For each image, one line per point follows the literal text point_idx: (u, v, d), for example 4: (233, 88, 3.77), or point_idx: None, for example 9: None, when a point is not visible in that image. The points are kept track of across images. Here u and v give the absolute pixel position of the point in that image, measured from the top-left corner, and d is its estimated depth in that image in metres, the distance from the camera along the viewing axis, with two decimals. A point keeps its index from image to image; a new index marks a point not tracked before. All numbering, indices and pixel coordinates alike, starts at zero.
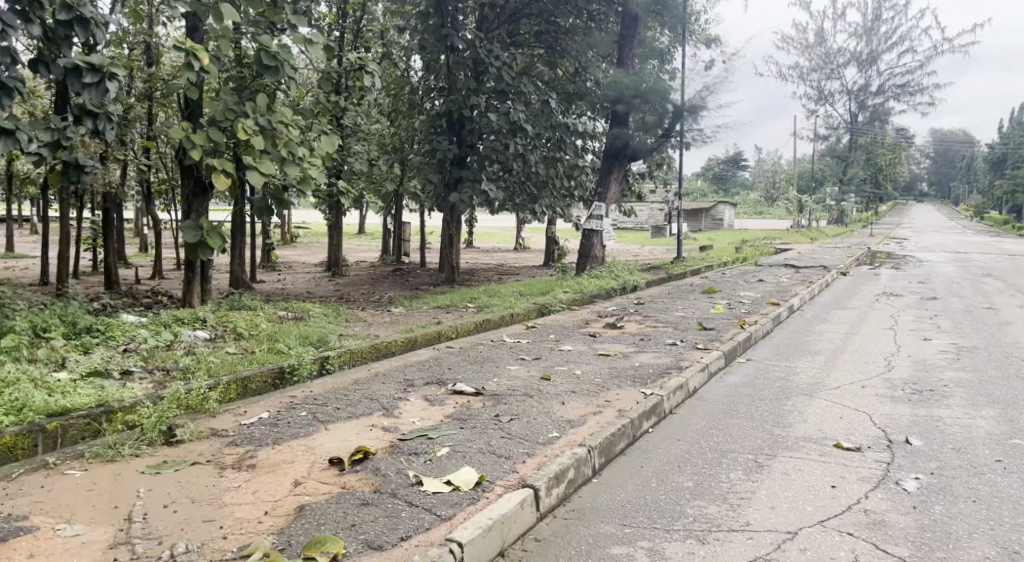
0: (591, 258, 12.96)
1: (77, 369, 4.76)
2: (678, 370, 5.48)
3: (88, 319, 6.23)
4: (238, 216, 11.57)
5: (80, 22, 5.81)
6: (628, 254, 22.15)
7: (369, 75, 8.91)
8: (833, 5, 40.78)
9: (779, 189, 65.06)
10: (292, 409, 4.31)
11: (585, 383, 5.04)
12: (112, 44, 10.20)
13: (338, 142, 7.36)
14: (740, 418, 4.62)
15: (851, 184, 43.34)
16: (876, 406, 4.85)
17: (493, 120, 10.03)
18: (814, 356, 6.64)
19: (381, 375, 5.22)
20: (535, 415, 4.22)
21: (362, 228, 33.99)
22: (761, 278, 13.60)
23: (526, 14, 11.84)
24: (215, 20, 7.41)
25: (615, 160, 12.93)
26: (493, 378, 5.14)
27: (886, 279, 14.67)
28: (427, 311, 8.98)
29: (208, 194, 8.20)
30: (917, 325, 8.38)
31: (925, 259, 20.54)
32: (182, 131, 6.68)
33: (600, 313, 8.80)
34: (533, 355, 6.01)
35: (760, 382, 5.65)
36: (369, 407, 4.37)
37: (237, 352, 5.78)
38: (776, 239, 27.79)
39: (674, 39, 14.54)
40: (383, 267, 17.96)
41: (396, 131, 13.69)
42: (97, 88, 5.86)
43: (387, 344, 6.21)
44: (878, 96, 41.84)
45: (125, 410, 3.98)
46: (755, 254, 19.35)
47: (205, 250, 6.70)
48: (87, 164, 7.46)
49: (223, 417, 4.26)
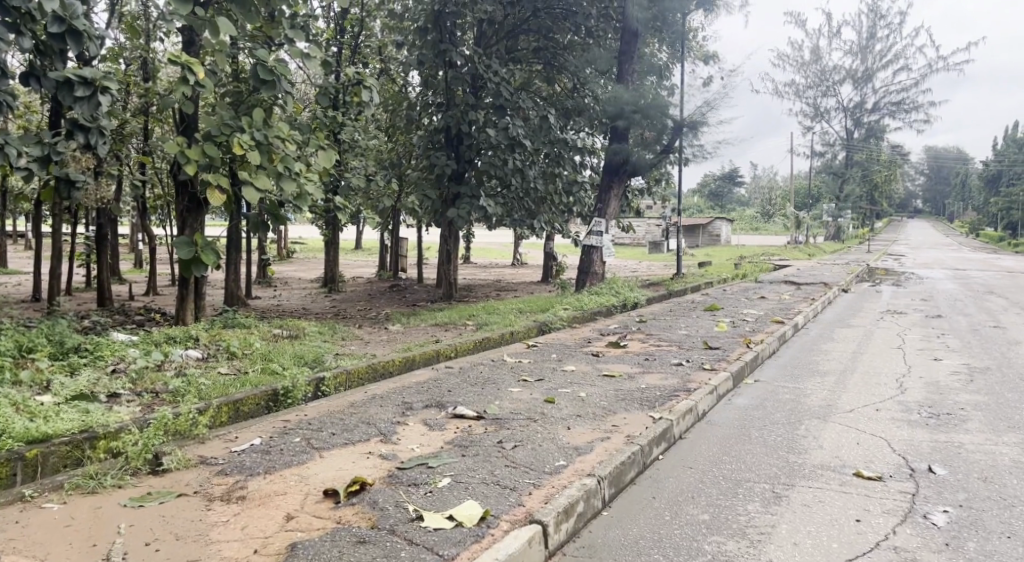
0: (591, 274, 12.78)
1: (62, 392, 4.57)
2: (686, 393, 5.29)
3: (75, 338, 6.03)
4: (233, 231, 11.38)
5: (74, 35, 5.62)
6: (626, 270, 21.99)
7: (367, 90, 8.77)
8: (828, 23, 41.00)
9: (776, 205, 65.09)
10: (284, 435, 4.12)
11: (591, 406, 4.85)
12: (108, 59, 10.07)
13: (335, 158, 7.20)
14: (753, 444, 4.45)
15: (848, 201, 43.37)
16: (893, 431, 4.68)
17: (492, 135, 9.90)
18: (823, 377, 6.46)
19: (378, 398, 5.02)
20: (540, 441, 4.03)
21: (359, 244, 33.76)
22: (762, 295, 13.44)
23: (525, 29, 11.77)
24: (212, 35, 7.25)
25: (615, 176, 12.81)
26: (495, 401, 4.94)
27: (889, 297, 14.52)
28: (425, 329, 8.78)
29: (203, 210, 8.03)
30: (925, 344, 8.22)
31: (926, 275, 20.41)
32: (177, 145, 6.53)
33: (602, 331, 8.61)
34: (535, 376, 5.82)
35: (770, 405, 5.46)
36: (366, 433, 4.17)
37: (229, 373, 5.58)
38: (775, 255, 27.66)
39: (674, 56, 14.45)
40: (380, 283, 17.75)
41: (394, 146, 13.52)
42: (89, 102, 5.71)
43: (384, 363, 6.02)
44: (873, 113, 42.02)
45: (110, 436, 3.78)
46: (756, 271, 19.21)
47: (198, 267, 6.52)
48: (78, 179, 7.29)
49: (212, 443, 4.06)
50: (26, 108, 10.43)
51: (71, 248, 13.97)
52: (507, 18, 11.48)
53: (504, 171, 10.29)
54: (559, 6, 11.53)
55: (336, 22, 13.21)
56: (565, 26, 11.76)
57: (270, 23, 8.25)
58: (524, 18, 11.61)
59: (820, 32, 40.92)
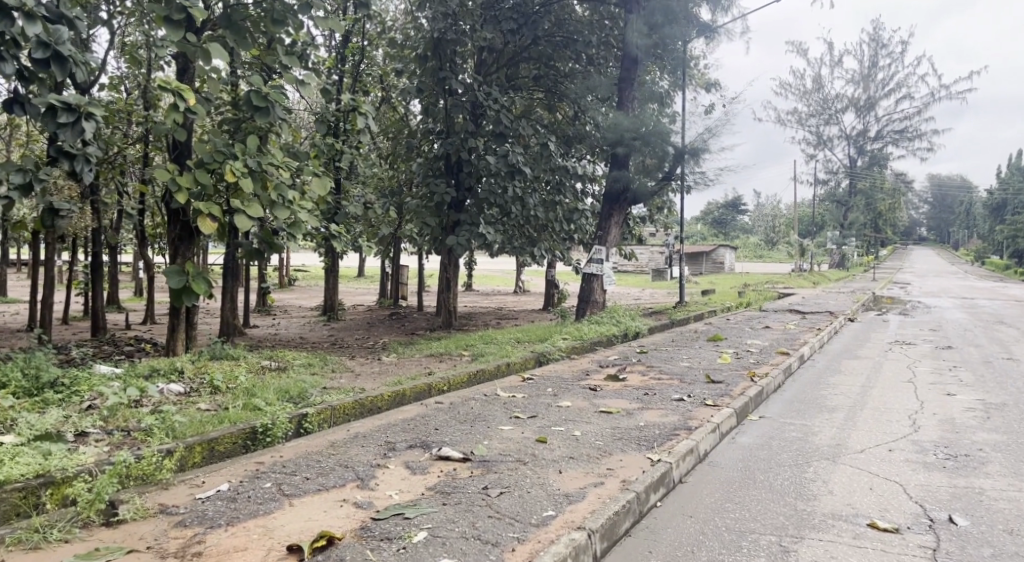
0: (592, 303, 12.50)
1: (26, 431, 4.30)
2: (686, 432, 5.00)
3: (52, 373, 5.76)
4: (230, 259, 11.13)
5: (58, 60, 5.40)
6: (630, 298, 21.68)
7: (363, 117, 8.60)
8: (830, 53, 41.15)
9: (781, 232, 64.78)
10: (255, 479, 3.85)
11: (585, 447, 4.57)
12: (108, 87, 10.00)
13: (332, 185, 6.98)
14: (758, 489, 4.16)
15: (853, 229, 43.18)
16: (908, 475, 4.39)
17: (491, 162, 9.72)
18: (831, 413, 6.16)
19: (361, 437, 4.74)
20: (529, 487, 3.76)
21: (361, 271, 33.52)
22: (766, 324, 13.14)
23: (526, 57, 11.80)
24: (204, 61, 7.07)
25: (615, 204, 12.57)
26: (483, 441, 4.65)
27: (896, 327, 14.15)
28: (419, 360, 8.49)
29: (195, 238, 7.81)
30: (936, 378, 7.90)
31: (935, 304, 20.02)
32: (167, 173, 6.32)
33: (601, 363, 8.31)
34: (529, 413, 5.52)
35: (776, 445, 5.16)
36: (342, 477, 3.89)
37: (209, 409, 5.31)
38: (780, 283, 27.23)
39: (675, 84, 14.32)
40: (380, 311, 17.45)
41: (395, 174, 13.35)
42: (73, 129, 5.50)
43: (371, 399, 5.74)
44: (876, 141, 41.96)
45: (66, 482, 3.58)
46: (760, 300, 18.89)
47: (189, 296, 6.28)
48: (65, 207, 7.05)
49: (177, 490, 3.79)
50: (26, 137, 10.34)
51: (70, 276, 13.79)
52: (507, 46, 11.55)
53: (504, 199, 10.10)
54: (560, 34, 11.66)
55: (338, 51, 12.99)
56: (566, 54, 11.88)
57: (267, 51, 8.13)
58: (524, 46, 11.61)
59: (821, 61, 41.01)
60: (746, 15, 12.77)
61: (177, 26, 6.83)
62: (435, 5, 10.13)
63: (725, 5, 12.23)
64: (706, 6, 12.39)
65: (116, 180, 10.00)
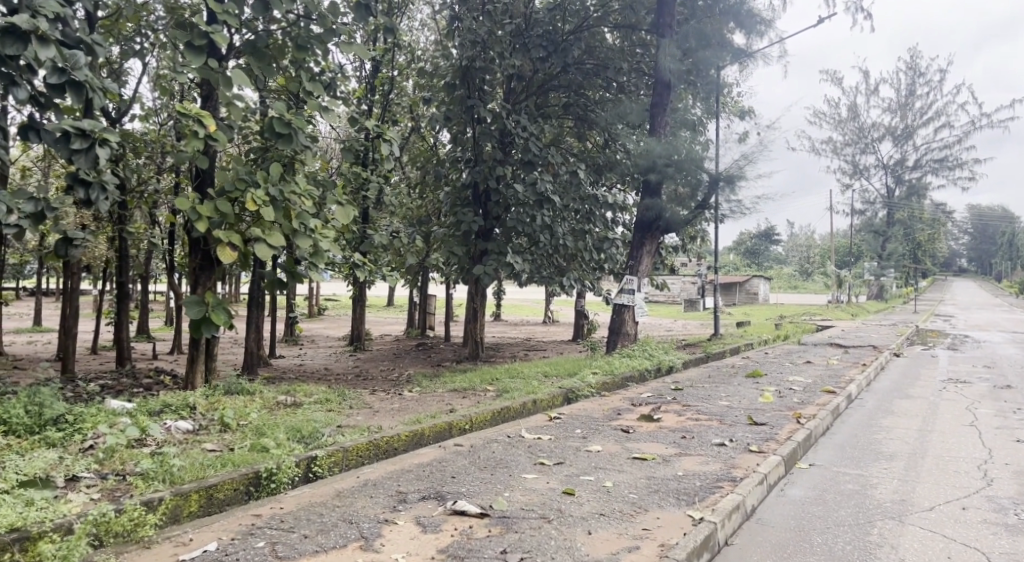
0: (622, 336, 11.82)
1: (12, 476, 3.95)
2: (731, 484, 4.49)
3: (56, 409, 5.45)
4: (254, 288, 10.82)
5: (74, 86, 5.09)
6: (664, 330, 20.98)
7: (390, 145, 8.30)
8: (866, 82, 40.36)
9: (817, 263, 63.16)
10: (248, 537, 3.48)
11: (616, 501, 4.10)
12: (140, 118, 9.91)
13: (356, 213, 6.65)
14: (816, 556, 3.66)
15: (892, 260, 41.92)
16: (989, 540, 3.86)
17: (519, 189, 9.42)
18: (890, 462, 5.57)
19: (369, 487, 4.32)
20: (553, 552, 3.32)
21: (389, 302, 33.17)
22: (807, 359, 12.41)
23: (556, 85, 11.55)
24: (228, 89, 6.74)
25: (647, 234, 12.01)
26: (504, 493, 4.20)
27: (948, 364, 13.24)
28: (441, 395, 8.05)
29: (216, 267, 7.51)
30: (1001, 423, 7.21)
31: (987, 339, 18.85)
32: (186, 202, 6.03)
33: (633, 402, 7.76)
34: (555, 458, 5.06)
35: (830, 499, 4.62)
36: (344, 536, 3.48)
37: (214, 450, 4.97)
38: (817, 315, 26.17)
39: (709, 111, 13.85)
40: (407, 342, 17.01)
41: (422, 203, 13.04)
42: (87, 157, 5.22)
43: (386, 439, 5.33)
44: (915, 170, 40.85)
45: (43, 537, 3.26)
46: (799, 333, 18.03)
47: (209, 327, 5.94)
48: (79, 237, 6.73)
49: (160, 549, 3.44)
50: (57, 168, 10.28)
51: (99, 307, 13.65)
52: (536, 74, 11.38)
53: (532, 227, 9.74)
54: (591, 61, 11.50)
55: (367, 81, 12.84)
56: (596, 82, 11.66)
57: (293, 79, 7.91)
58: (554, 73, 11.40)
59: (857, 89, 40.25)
60: (783, 40, 12.29)
61: (199, 53, 6.65)
62: (463, 33, 9.88)
63: (762, 31, 11.77)
64: (741, 33, 11.97)
65: (144, 211, 9.84)
